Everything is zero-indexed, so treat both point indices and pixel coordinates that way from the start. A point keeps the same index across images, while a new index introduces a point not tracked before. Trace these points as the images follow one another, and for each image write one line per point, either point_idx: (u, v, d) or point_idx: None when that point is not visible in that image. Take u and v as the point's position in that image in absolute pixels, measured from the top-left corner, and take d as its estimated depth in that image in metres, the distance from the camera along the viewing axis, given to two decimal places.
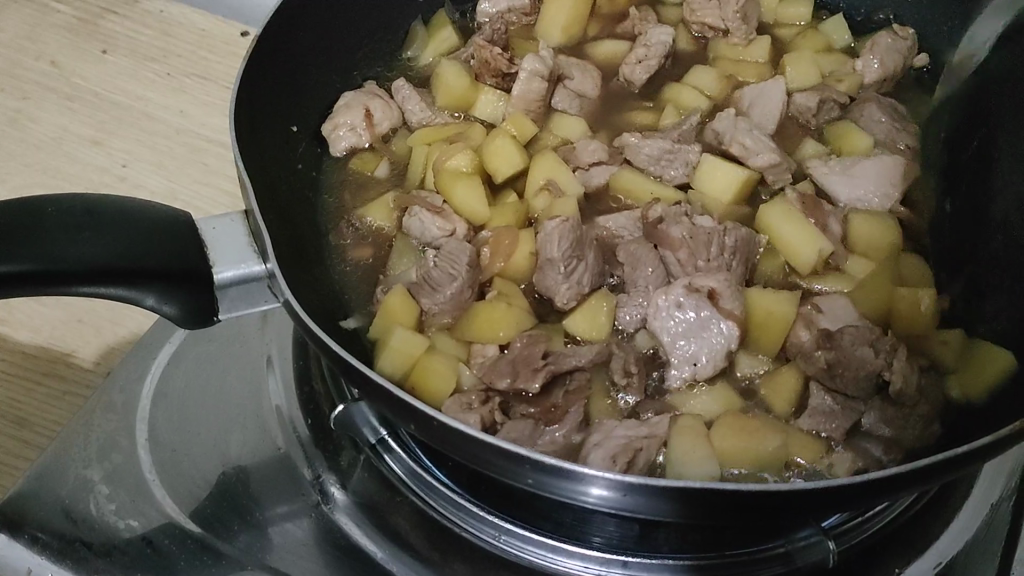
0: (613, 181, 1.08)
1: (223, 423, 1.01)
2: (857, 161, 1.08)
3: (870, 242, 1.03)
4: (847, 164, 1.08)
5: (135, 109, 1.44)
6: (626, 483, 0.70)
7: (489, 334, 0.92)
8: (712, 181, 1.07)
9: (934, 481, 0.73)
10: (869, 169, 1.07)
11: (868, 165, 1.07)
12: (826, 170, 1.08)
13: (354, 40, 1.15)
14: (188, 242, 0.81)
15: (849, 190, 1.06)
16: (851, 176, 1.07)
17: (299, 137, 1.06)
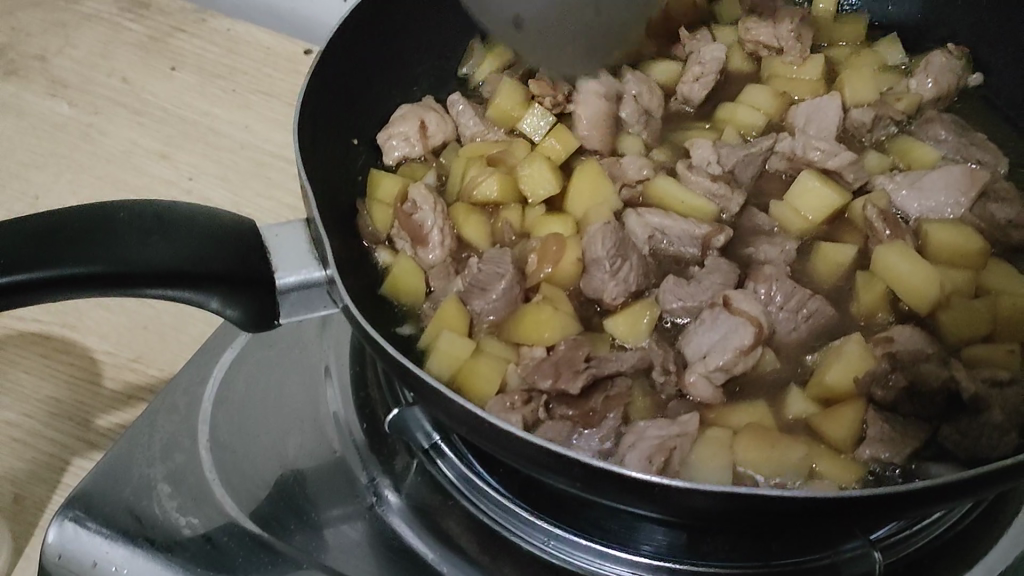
0: (647, 189, 1.09)
1: (282, 427, 1.04)
2: (923, 173, 1.07)
3: (953, 249, 1.00)
4: (913, 177, 1.07)
5: (201, 124, 1.49)
6: (673, 487, 0.71)
7: (534, 335, 0.93)
8: (806, 199, 1.06)
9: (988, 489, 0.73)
10: (935, 180, 1.05)
11: (935, 175, 1.06)
12: (891, 185, 1.07)
13: (412, 55, 1.17)
14: (250, 248, 0.85)
15: (920, 202, 1.05)
16: (920, 189, 1.05)
17: (359, 150, 1.08)
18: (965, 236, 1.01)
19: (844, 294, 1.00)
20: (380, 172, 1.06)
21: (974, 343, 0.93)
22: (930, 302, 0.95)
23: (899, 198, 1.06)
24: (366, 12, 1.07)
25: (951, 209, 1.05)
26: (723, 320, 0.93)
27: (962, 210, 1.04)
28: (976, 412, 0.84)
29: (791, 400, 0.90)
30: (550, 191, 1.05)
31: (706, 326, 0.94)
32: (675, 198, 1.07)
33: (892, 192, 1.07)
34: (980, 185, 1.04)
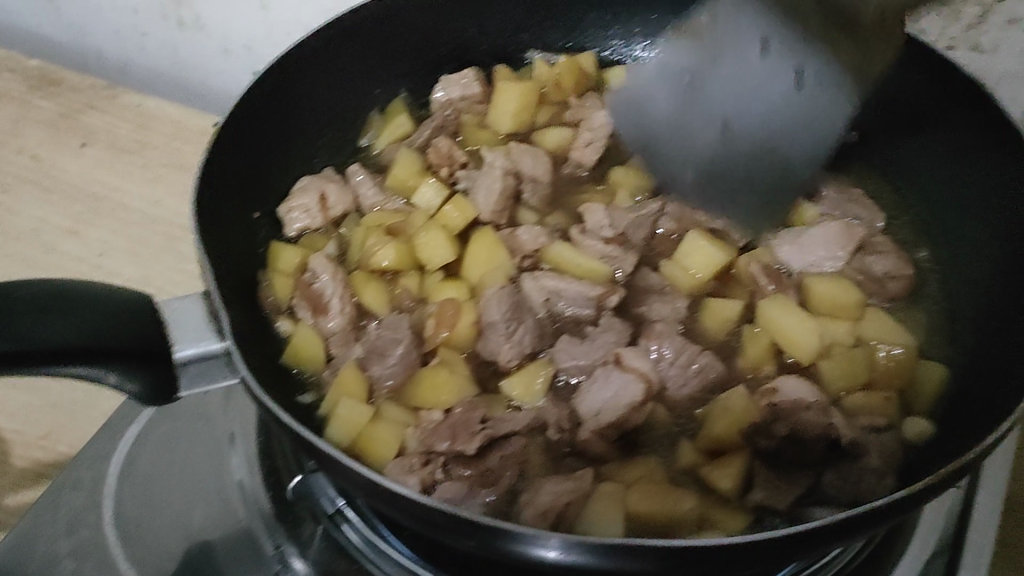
0: (544, 255, 1.12)
1: (187, 497, 1.05)
2: (805, 230, 1.12)
3: (834, 303, 1.06)
4: (796, 234, 1.12)
5: (113, 200, 1.50)
6: (572, 541, 0.74)
7: (432, 399, 0.96)
8: (692, 256, 1.10)
9: (871, 527, 0.77)
10: (816, 237, 1.11)
11: (815, 233, 1.11)
12: (775, 241, 1.12)
13: (313, 129, 1.20)
14: (146, 325, 0.87)
15: (802, 257, 1.10)
16: (802, 245, 1.10)
17: (261, 223, 1.11)
18: (843, 290, 1.07)
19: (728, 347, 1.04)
20: (280, 244, 1.10)
21: (854, 391, 0.98)
22: (811, 352, 1.00)
23: (783, 254, 1.11)
24: (264, 88, 1.10)
25: (830, 264, 1.10)
26: (614, 377, 0.97)
27: (840, 263, 1.10)
28: (855, 456, 0.90)
29: (683, 453, 0.94)
30: (449, 259, 1.09)
31: (599, 384, 0.97)
32: (571, 263, 1.11)
33: (776, 247, 1.12)
34: (857, 241, 1.11)
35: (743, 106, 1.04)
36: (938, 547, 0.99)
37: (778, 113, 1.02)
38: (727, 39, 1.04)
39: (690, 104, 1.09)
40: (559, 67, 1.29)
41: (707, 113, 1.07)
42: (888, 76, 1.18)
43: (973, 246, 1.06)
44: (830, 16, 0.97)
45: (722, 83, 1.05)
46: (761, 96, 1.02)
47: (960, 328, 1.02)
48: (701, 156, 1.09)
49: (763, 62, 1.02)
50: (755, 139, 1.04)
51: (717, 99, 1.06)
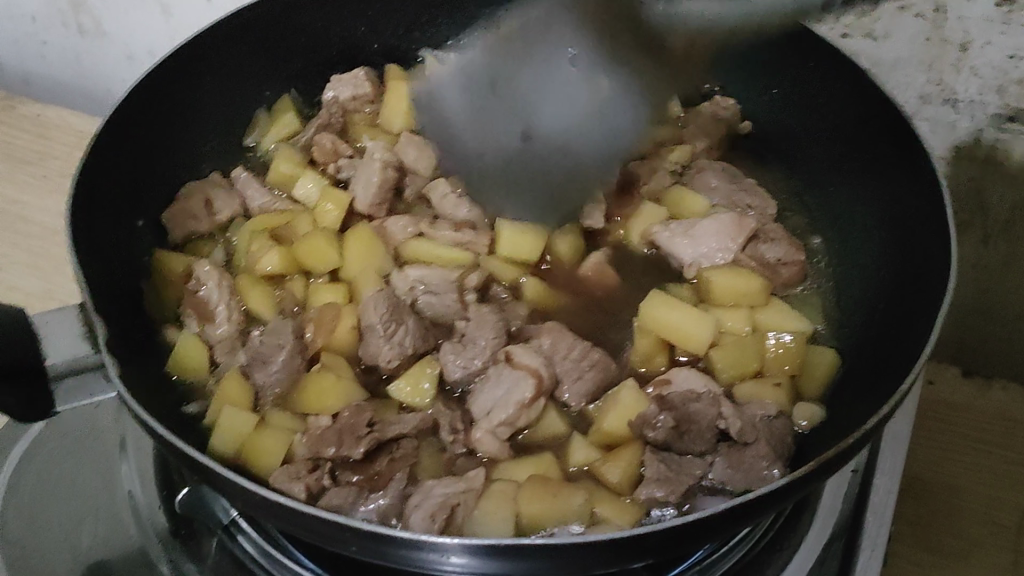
0: (404, 251, 1.12)
1: (76, 515, 1.02)
2: (696, 221, 1.11)
3: (735, 292, 1.06)
4: (686, 225, 1.11)
5: (10, 213, 1.46)
6: (470, 545, 0.74)
7: (318, 405, 0.93)
8: (517, 246, 1.09)
9: (765, 512, 0.78)
10: (707, 227, 1.09)
11: (707, 223, 1.10)
12: (667, 234, 1.11)
13: (200, 134, 1.17)
14: (17, 337, 0.85)
15: (692, 249, 1.08)
16: (693, 237, 1.09)
17: (145, 231, 1.08)
18: (744, 279, 1.06)
19: (614, 338, 1.05)
20: (165, 252, 1.07)
21: (746, 380, 0.98)
22: (704, 343, 1.00)
23: (674, 247, 1.09)
24: (143, 94, 1.08)
25: (721, 254, 1.08)
26: (506, 375, 0.95)
27: (732, 255, 1.09)
28: (745, 445, 0.88)
29: (575, 448, 0.93)
30: (334, 264, 1.06)
31: (490, 383, 0.96)
32: (432, 255, 1.10)
33: (667, 240, 1.10)
34: (747, 233, 1.10)
35: (548, 116, 1.08)
36: (838, 530, 1.00)
37: (580, 125, 1.07)
38: (541, 52, 1.08)
39: (492, 100, 1.11)
40: (450, 64, 1.26)
41: (509, 115, 1.10)
42: (777, 68, 1.18)
43: (860, 229, 1.07)
44: (633, 28, 1.02)
45: (539, 105, 1.09)
46: (563, 85, 1.08)
47: (847, 314, 1.03)
48: (540, 190, 1.11)
49: (572, 70, 1.07)
50: (558, 139, 1.08)
51: (528, 111, 1.09)
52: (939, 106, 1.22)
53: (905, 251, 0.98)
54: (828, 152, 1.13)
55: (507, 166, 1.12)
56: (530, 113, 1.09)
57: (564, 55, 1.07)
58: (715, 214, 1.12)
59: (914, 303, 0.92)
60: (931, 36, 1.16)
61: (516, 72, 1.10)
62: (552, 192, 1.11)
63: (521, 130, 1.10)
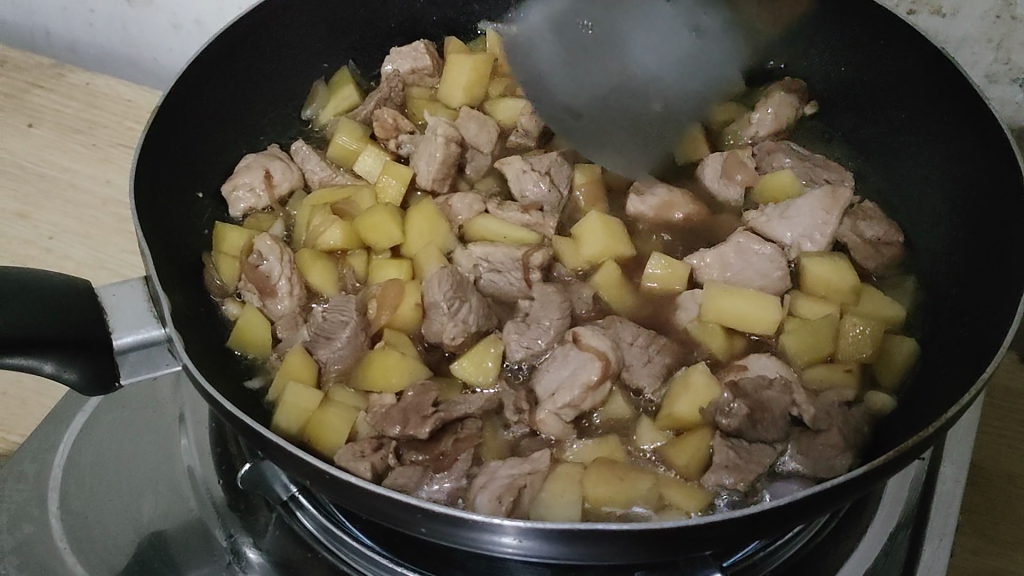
0: (469, 229, 1.10)
1: (136, 486, 1.02)
2: (792, 202, 1.09)
3: (824, 282, 1.03)
4: (783, 207, 1.10)
5: (61, 181, 1.45)
6: (529, 528, 0.74)
7: (382, 382, 0.93)
8: (593, 237, 1.06)
9: (827, 507, 0.78)
10: (803, 206, 1.08)
11: (802, 202, 1.08)
12: (763, 217, 1.10)
13: (259, 105, 1.16)
14: (86, 308, 0.85)
15: (790, 230, 1.07)
16: (790, 217, 1.08)
17: (205, 204, 1.08)
18: (835, 270, 1.03)
19: (675, 320, 1.03)
20: (225, 225, 1.05)
21: (816, 365, 0.96)
22: (773, 325, 0.99)
23: (773, 229, 1.09)
24: (206, 65, 1.07)
25: (820, 232, 1.07)
26: (573, 356, 0.94)
27: (830, 229, 1.07)
28: (817, 432, 0.88)
29: (642, 431, 0.92)
30: (396, 240, 1.05)
31: (556, 364, 0.95)
32: (497, 233, 1.09)
33: (764, 223, 1.09)
34: (843, 204, 1.07)
35: (664, 62, 1.18)
36: (904, 518, 0.99)
37: (667, 67, 1.17)
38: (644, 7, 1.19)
39: (586, 57, 1.17)
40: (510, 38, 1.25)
41: (599, 70, 1.17)
42: (842, 43, 1.16)
43: (930, 212, 1.06)
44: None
45: (640, 44, 1.18)
46: (681, 44, 1.19)
47: (919, 299, 1.02)
48: (640, 133, 1.16)
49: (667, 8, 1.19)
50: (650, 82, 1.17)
51: (614, 50, 1.18)
52: (1008, 85, 1.21)
53: (977, 241, 0.97)
54: (901, 136, 1.11)
55: (627, 134, 1.15)
56: (602, 36, 1.18)
57: (686, 20, 1.19)
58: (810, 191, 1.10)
59: (988, 295, 0.92)
60: (1002, 13, 1.15)
61: (593, 49, 1.18)
62: (626, 154, 1.15)
63: (579, 107, 1.16)
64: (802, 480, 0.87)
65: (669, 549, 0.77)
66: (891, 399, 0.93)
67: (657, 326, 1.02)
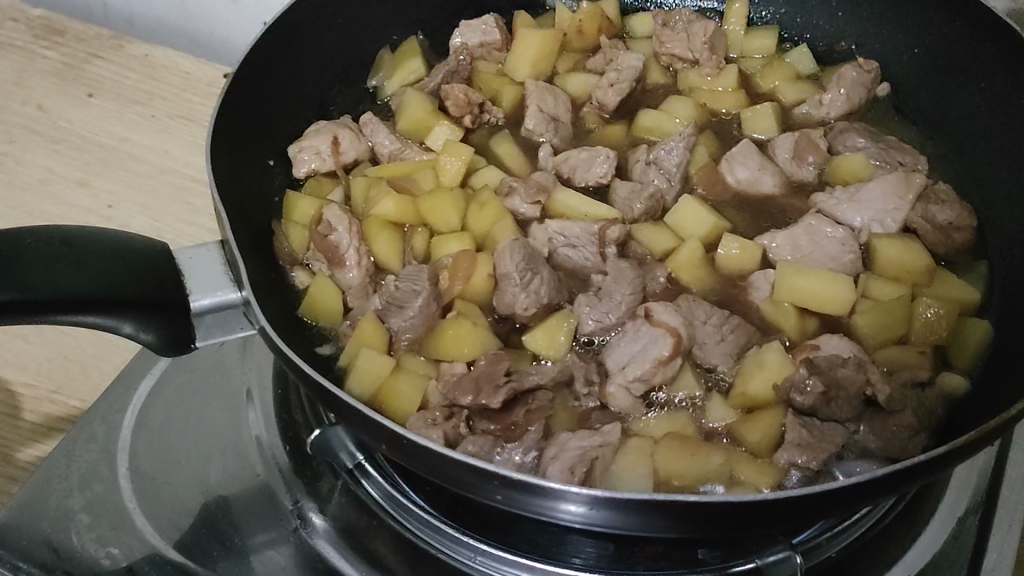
0: (548, 206, 1.08)
1: (203, 451, 1.03)
2: (863, 185, 1.08)
3: (901, 265, 1.01)
4: (852, 190, 1.08)
5: (121, 150, 1.45)
6: (598, 498, 0.74)
7: (455, 352, 0.93)
8: (686, 219, 1.06)
9: (907, 486, 0.77)
10: (874, 191, 1.06)
11: (873, 187, 1.07)
12: (832, 201, 1.08)
13: (328, 76, 1.17)
14: (166, 271, 0.85)
15: (860, 213, 1.06)
16: (859, 202, 1.06)
17: (276, 171, 1.08)
18: (912, 252, 1.02)
19: (745, 299, 1.02)
20: (295, 194, 1.05)
21: (889, 345, 0.96)
22: (847, 303, 0.98)
23: (841, 213, 1.07)
24: (279, 33, 1.08)
25: (891, 217, 1.05)
26: (645, 331, 0.94)
27: (901, 216, 1.05)
28: (891, 412, 0.88)
29: (712, 407, 0.91)
30: (453, 225, 1.04)
31: (629, 339, 0.94)
32: (578, 211, 1.07)
33: (833, 207, 1.07)
34: (915, 190, 1.05)
35: None
36: (972, 504, 0.98)
37: None
38: None
39: None
40: (581, 13, 1.24)
41: None
42: (919, 24, 1.17)
43: (1004, 195, 1.06)
44: None
45: None
46: None
47: (992, 284, 1.01)
48: None
49: None
50: None
51: None
52: None
53: None
54: (977, 120, 1.11)
55: None
56: None
57: None
58: (882, 175, 1.08)
59: None
60: None
61: None
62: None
63: None
64: (879, 461, 0.87)
65: (740, 524, 0.76)
66: (965, 381, 0.92)
67: (730, 304, 1.01)
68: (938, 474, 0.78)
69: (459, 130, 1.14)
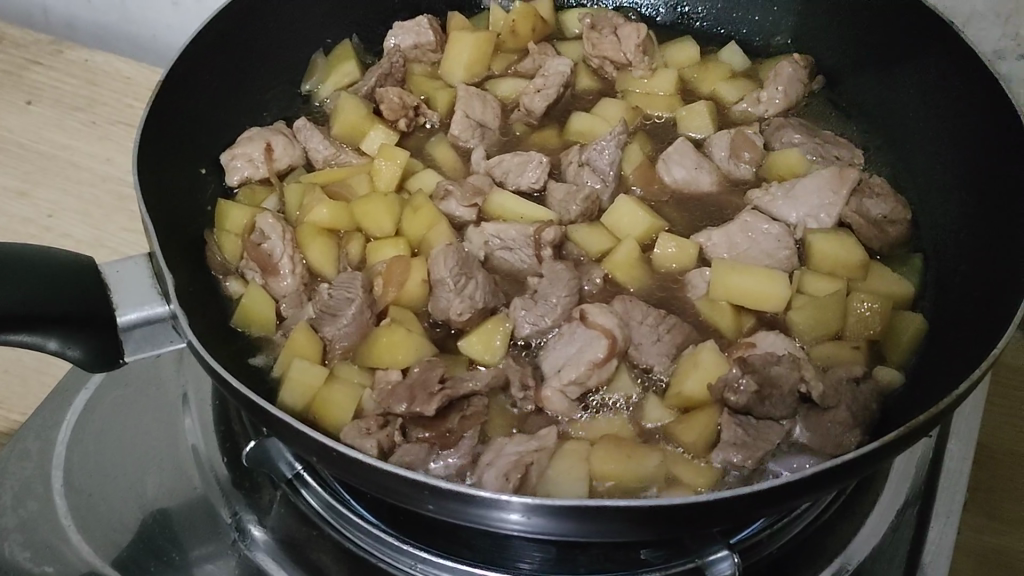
0: (485, 208, 1.08)
1: (141, 465, 1.02)
2: (797, 181, 1.08)
3: (837, 260, 1.02)
4: (788, 186, 1.08)
5: (61, 158, 1.43)
6: (539, 506, 0.73)
7: (389, 358, 0.92)
8: (621, 220, 1.06)
9: (844, 482, 0.77)
10: (809, 186, 1.06)
11: (808, 181, 1.07)
12: (768, 197, 1.08)
13: (261, 81, 1.16)
14: (92, 286, 0.84)
15: (794, 210, 1.06)
16: (794, 197, 1.07)
17: (209, 179, 1.07)
18: (846, 247, 1.02)
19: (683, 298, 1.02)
20: (226, 203, 1.04)
21: (824, 341, 0.96)
22: (782, 301, 0.98)
23: (776, 209, 1.07)
24: (208, 40, 1.07)
25: (826, 212, 1.06)
26: (580, 335, 0.94)
27: (835, 211, 1.06)
28: (825, 409, 0.88)
29: (649, 408, 0.91)
30: (386, 230, 1.04)
31: (566, 343, 0.94)
32: (515, 213, 1.07)
33: (768, 203, 1.08)
34: (850, 184, 1.05)
35: None
36: (912, 496, 0.98)
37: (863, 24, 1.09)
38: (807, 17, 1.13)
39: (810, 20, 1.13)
40: (514, 13, 1.24)
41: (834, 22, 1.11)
42: (852, 20, 1.18)
43: (938, 188, 1.06)
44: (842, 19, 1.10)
45: None
46: None
47: (927, 278, 1.01)
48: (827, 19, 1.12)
49: None
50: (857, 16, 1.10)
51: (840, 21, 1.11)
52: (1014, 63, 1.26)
53: (988, 215, 0.98)
54: (912, 114, 1.11)
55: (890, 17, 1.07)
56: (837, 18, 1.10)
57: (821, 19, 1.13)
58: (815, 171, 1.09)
59: (1000, 277, 0.92)
60: None
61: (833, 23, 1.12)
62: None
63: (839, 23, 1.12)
64: (813, 457, 0.87)
65: (679, 528, 0.76)
66: (898, 376, 0.93)
67: (668, 304, 1.01)
68: (872, 468, 0.78)
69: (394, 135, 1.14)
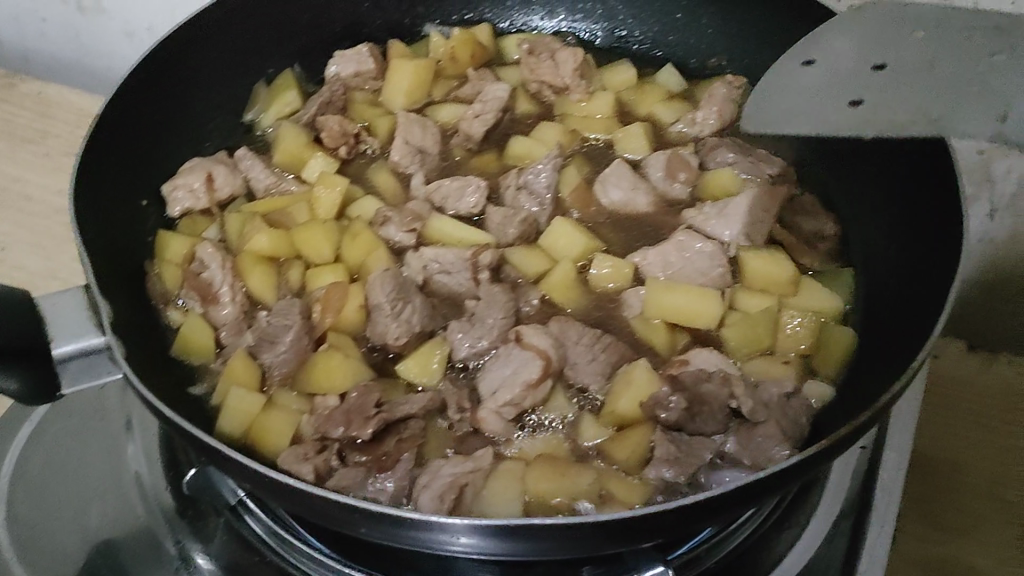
0: (424, 233, 1.09)
1: (85, 497, 1.02)
2: (730, 200, 1.10)
3: (769, 277, 1.04)
4: (721, 206, 1.10)
5: (12, 191, 1.44)
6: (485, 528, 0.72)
7: (326, 383, 0.94)
8: (558, 242, 1.08)
9: (778, 493, 0.77)
10: (740, 206, 1.08)
11: (739, 201, 1.09)
12: (701, 217, 1.10)
13: (203, 112, 1.17)
14: (27, 319, 0.84)
15: (725, 227, 1.08)
16: (726, 215, 1.08)
17: (150, 211, 1.08)
18: (777, 263, 1.04)
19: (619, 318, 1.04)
20: (168, 232, 1.06)
21: (755, 357, 0.98)
22: (714, 318, 1.00)
23: (709, 228, 1.09)
24: (146, 73, 1.08)
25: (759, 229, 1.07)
26: (515, 356, 0.95)
27: (766, 228, 1.08)
28: (756, 423, 0.89)
29: (584, 427, 0.93)
30: (326, 256, 1.05)
31: (502, 364, 0.95)
32: (453, 237, 1.08)
33: (701, 222, 1.10)
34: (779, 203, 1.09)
35: None
36: (848, 507, 1.00)
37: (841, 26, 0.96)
38: None
39: None
40: (453, 40, 1.26)
41: None
42: (782, 41, 1.20)
43: (868, 202, 1.07)
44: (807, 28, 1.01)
45: None
46: None
47: (858, 291, 1.03)
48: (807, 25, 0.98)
49: None
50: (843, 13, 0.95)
51: None
52: None
53: (914, 227, 0.99)
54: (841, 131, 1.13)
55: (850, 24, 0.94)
56: None
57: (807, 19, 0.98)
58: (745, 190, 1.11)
59: (925, 292, 0.93)
60: None
61: None
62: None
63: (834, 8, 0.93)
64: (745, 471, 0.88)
65: (623, 542, 0.76)
66: (829, 391, 0.94)
67: (604, 323, 1.03)
68: (808, 475, 0.78)
69: (337, 163, 1.16)
